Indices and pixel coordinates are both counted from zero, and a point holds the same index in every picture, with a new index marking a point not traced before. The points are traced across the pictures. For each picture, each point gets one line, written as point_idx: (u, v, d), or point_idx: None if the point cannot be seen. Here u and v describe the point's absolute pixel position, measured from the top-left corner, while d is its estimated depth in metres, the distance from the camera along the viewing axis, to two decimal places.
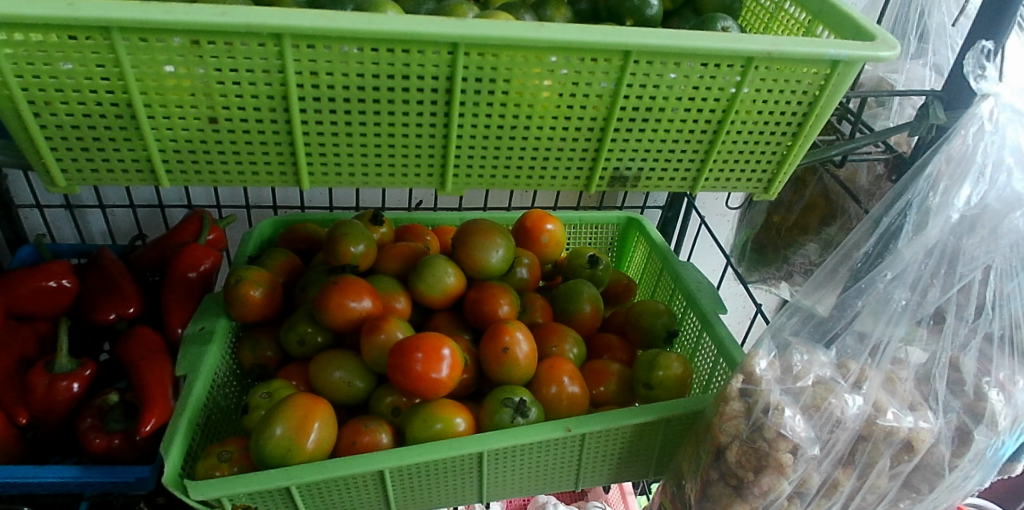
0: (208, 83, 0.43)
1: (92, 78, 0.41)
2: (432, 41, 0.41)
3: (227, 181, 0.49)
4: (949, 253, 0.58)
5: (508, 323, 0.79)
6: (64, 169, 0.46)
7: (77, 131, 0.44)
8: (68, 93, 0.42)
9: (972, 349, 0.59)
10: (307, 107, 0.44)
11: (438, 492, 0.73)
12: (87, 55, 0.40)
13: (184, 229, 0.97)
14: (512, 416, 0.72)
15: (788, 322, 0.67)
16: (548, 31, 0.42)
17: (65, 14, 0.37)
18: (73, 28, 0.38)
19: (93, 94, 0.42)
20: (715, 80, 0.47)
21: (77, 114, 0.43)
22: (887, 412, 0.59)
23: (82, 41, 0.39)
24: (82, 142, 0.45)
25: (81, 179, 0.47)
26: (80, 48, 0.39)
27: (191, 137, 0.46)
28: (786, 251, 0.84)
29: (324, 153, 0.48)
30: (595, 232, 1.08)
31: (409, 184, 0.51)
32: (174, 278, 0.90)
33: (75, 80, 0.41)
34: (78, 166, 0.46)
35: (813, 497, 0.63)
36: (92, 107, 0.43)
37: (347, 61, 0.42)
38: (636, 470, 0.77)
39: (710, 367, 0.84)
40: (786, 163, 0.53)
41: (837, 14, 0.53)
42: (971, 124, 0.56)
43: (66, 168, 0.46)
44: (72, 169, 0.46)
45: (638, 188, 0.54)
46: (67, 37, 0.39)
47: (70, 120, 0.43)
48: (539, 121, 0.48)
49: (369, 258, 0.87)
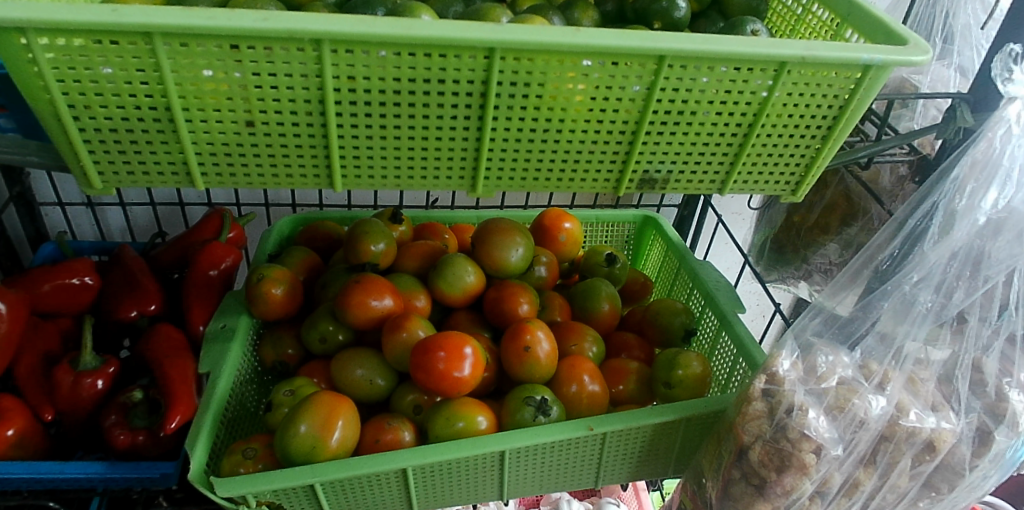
0: (246, 86, 0.43)
1: (131, 82, 0.42)
2: (470, 46, 0.41)
3: (261, 183, 0.49)
4: (975, 254, 0.58)
5: (528, 322, 0.79)
6: (101, 172, 0.47)
7: (115, 134, 0.44)
8: (107, 97, 0.42)
9: (994, 351, 0.60)
10: (343, 111, 0.45)
11: (459, 489, 0.73)
12: (128, 60, 0.40)
13: (205, 227, 0.97)
14: (533, 414, 0.73)
15: (810, 323, 0.67)
16: (584, 36, 0.42)
17: (110, 20, 0.37)
18: (116, 33, 0.39)
19: (132, 97, 0.42)
20: (746, 84, 0.47)
21: (116, 118, 0.43)
22: (909, 412, 0.60)
23: (123, 46, 0.39)
24: (119, 144, 0.45)
25: (117, 181, 0.48)
26: (121, 52, 0.40)
27: (227, 140, 0.46)
28: (806, 251, 0.85)
29: (357, 156, 0.48)
30: (611, 230, 1.08)
31: (440, 187, 0.51)
32: (195, 276, 0.91)
33: (115, 84, 0.42)
34: (114, 169, 0.47)
35: (834, 497, 0.63)
36: (131, 111, 0.43)
37: (385, 65, 0.43)
38: (655, 468, 0.78)
39: (729, 366, 0.84)
40: (814, 165, 0.54)
41: (866, 17, 0.54)
42: (998, 127, 0.55)
43: (103, 170, 0.47)
44: (109, 172, 0.47)
45: (667, 190, 0.54)
46: (109, 42, 0.39)
47: (109, 124, 0.44)
48: (571, 124, 0.48)
49: (389, 257, 0.88)
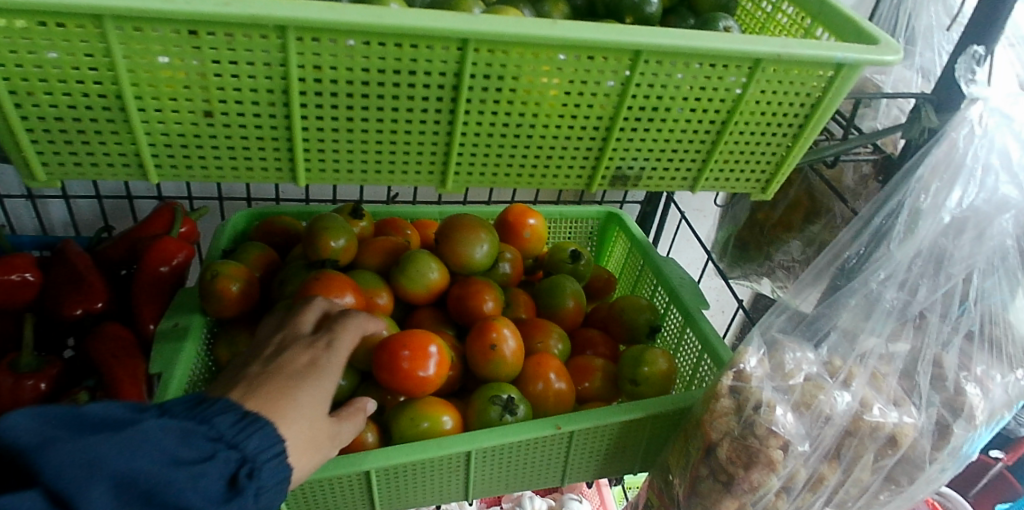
0: (204, 75, 0.40)
1: (79, 67, 0.38)
2: (443, 36, 0.40)
3: (219, 177, 0.46)
4: (938, 254, 0.59)
5: (495, 320, 0.78)
6: (45, 163, 0.43)
7: (61, 123, 0.41)
8: (53, 83, 0.39)
9: (954, 347, 0.61)
10: (308, 102, 0.42)
11: (423, 490, 0.71)
12: (76, 44, 0.37)
13: (155, 221, 0.92)
14: (500, 413, 0.71)
15: (776, 320, 0.69)
16: (560, 28, 0.41)
17: (55, 0, 0.34)
18: (63, 15, 0.35)
19: (80, 84, 0.39)
20: (721, 81, 0.46)
21: (62, 106, 0.40)
22: (873, 407, 0.61)
23: (71, 29, 0.36)
24: (65, 134, 0.42)
25: (63, 173, 0.44)
26: (68, 36, 0.37)
27: (183, 131, 0.43)
28: (769, 248, 0.86)
29: (323, 149, 0.46)
30: (575, 226, 1.08)
31: (409, 182, 0.49)
32: (145, 272, 0.86)
33: (61, 69, 0.38)
34: (59, 160, 0.43)
35: (799, 491, 0.64)
36: (78, 98, 0.40)
37: (353, 55, 0.40)
38: (622, 465, 0.77)
39: (694, 363, 0.85)
40: (784, 163, 0.54)
41: (837, 17, 0.54)
42: (961, 128, 0.56)
43: (47, 161, 0.43)
44: (53, 163, 0.43)
45: (639, 187, 0.54)
46: (55, 24, 0.36)
47: (54, 112, 0.40)
48: (545, 119, 0.47)
49: (350, 253, 0.85)
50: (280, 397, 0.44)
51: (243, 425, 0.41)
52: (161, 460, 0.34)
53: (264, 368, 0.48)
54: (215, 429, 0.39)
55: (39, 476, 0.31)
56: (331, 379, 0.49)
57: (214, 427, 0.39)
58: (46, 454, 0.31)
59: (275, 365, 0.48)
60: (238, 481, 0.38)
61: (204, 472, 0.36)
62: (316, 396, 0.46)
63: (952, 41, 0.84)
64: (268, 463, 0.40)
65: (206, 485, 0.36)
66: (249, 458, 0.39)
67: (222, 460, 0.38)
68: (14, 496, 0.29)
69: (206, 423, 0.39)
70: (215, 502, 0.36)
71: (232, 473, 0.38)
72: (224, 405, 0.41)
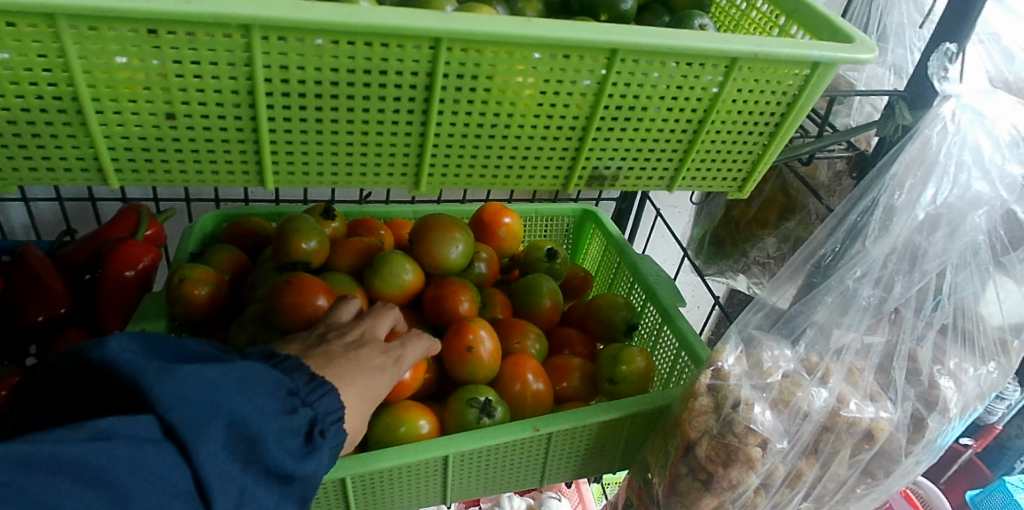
0: (166, 75, 0.38)
1: (31, 69, 0.36)
2: (415, 35, 0.38)
3: (183, 181, 0.44)
4: (913, 250, 0.60)
5: (471, 321, 0.77)
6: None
7: (14, 126, 0.38)
8: (3, 85, 0.36)
9: (928, 341, 0.63)
10: (274, 103, 0.41)
11: (402, 496, 0.70)
12: (27, 44, 0.35)
13: (119, 224, 0.88)
14: (478, 416, 0.71)
15: (753, 317, 0.69)
16: (535, 27, 0.40)
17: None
18: (13, 13, 0.33)
19: (33, 86, 0.37)
20: (698, 80, 0.46)
21: (14, 110, 0.38)
22: (850, 403, 0.62)
23: (21, 28, 0.34)
24: (19, 137, 0.39)
25: (17, 179, 0.41)
26: (19, 36, 0.34)
27: (144, 134, 0.41)
28: (744, 245, 0.86)
29: (291, 152, 0.44)
30: (550, 224, 1.07)
31: (381, 185, 0.48)
32: (109, 277, 0.82)
33: (12, 70, 0.36)
34: (13, 164, 0.41)
35: (777, 488, 0.64)
36: (32, 101, 0.38)
37: (321, 54, 0.39)
38: (601, 465, 0.77)
39: (671, 361, 0.85)
40: (760, 162, 0.54)
41: (812, 14, 0.54)
42: (934, 125, 0.57)
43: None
44: (7, 168, 0.41)
45: (616, 187, 0.53)
46: (4, 23, 0.34)
47: (6, 114, 0.38)
48: (520, 119, 0.46)
49: (321, 255, 0.83)
50: (351, 370, 0.48)
51: (314, 387, 0.43)
52: (258, 407, 0.38)
53: (340, 343, 0.50)
54: (293, 386, 0.42)
55: (152, 405, 0.34)
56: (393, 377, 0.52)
57: (293, 383, 0.42)
58: (160, 382, 0.35)
59: (352, 344, 0.51)
60: (314, 438, 0.41)
61: (290, 426, 0.39)
62: (377, 384, 0.49)
63: (923, 39, 0.85)
64: (334, 425, 0.43)
65: (289, 440, 0.39)
66: (319, 419, 0.42)
67: (303, 414, 0.41)
68: (132, 420, 0.33)
69: (286, 378, 0.42)
70: (297, 457, 0.39)
71: (307, 430, 0.41)
72: (296, 363, 0.45)
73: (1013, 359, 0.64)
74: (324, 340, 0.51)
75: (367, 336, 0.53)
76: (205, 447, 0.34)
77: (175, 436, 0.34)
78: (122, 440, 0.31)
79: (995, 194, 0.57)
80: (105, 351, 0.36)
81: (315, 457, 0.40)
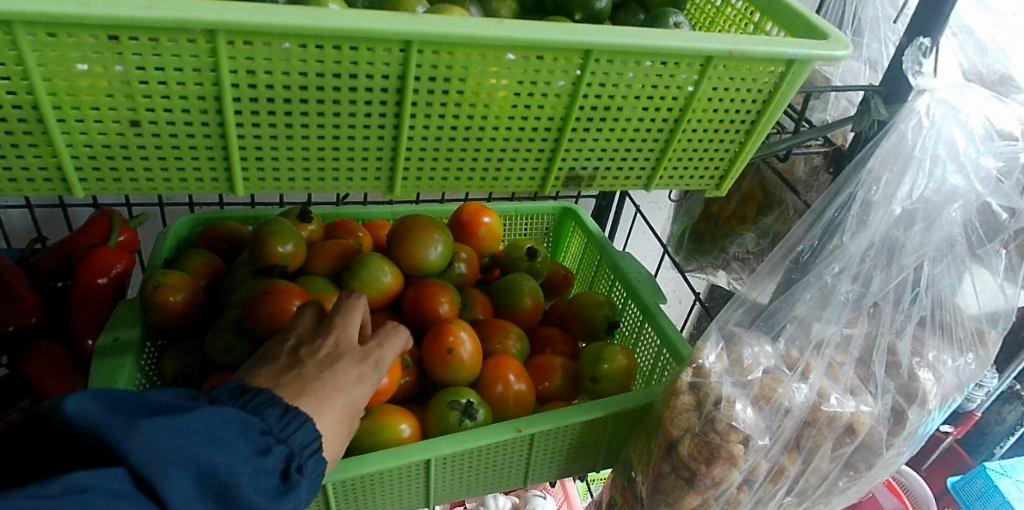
0: (130, 82, 0.37)
1: None
2: (384, 38, 0.37)
3: (151, 189, 0.43)
4: (891, 244, 0.60)
5: (451, 323, 0.76)
6: None
7: None
8: None
9: (907, 334, 0.63)
10: (242, 109, 0.40)
11: (384, 501, 0.70)
12: None
13: (91, 231, 0.85)
14: (459, 418, 0.70)
15: (733, 314, 0.69)
16: (507, 28, 0.39)
17: None
18: None
19: None
20: (673, 79, 0.46)
21: None
22: (830, 397, 0.62)
23: None
24: None
25: None
26: None
27: (108, 142, 0.40)
28: (724, 241, 0.86)
29: (261, 157, 0.43)
30: (530, 223, 1.07)
31: (355, 189, 0.47)
32: (81, 284, 0.80)
33: None
34: None
35: (760, 484, 0.65)
36: None
37: (289, 58, 0.38)
38: (584, 463, 0.76)
39: (653, 358, 0.85)
40: (737, 160, 0.54)
41: (786, 12, 0.54)
42: (909, 119, 0.57)
43: None
44: None
45: (594, 188, 0.53)
46: None
47: None
48: (495, 121, 0.45)
49: (298, 259, 0.81)
50: (329, 398, 0.45)
51: (288, 421, 0.41)
52: (230, 452, 0.37)
53: (313, 360, 0.47)
54: (266, 424, 0.40)
55: (122, 458, 0.33)
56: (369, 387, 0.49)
57: (265, 421, 0.40)
58: (128, 437, 0.33)
59: (327, 359, 0.47)
60: (290, 476, 0.40)
61: (263, 467, 0.38)
62: (353, 400, 0.47)
63: (898, 33, 0.86)
64: (311, 458, 0.42)
65: (263, 480, 0.38)
66: (296, 454, 0.41)
67: (278, 453, 0.40)
68: (99, 476, 0.32)
69: (257, 416, 0.40)
70: (272, 496, 0.38)
71: (283, 468, 0.40)
72: (268, 397, 0.42)
73: (990, 349, 0.65)
74: (295, 358, 0.47)
75: (343, 343, 0.50)
76: (177, 498, 0.33)
77: (146, 488, 0.33)
78: (95, 493, 0.31)
79: (970, 189, 0.57)
80: (64, 412, 0.34)
81: (293, 495, 0.40)
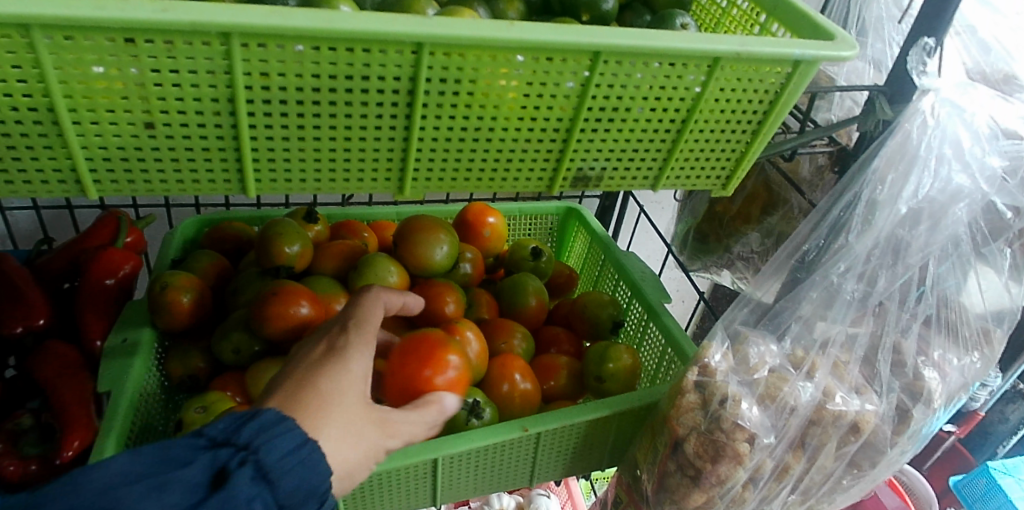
0: (144, 85, 0.37)
1: (5, 80, 0.35)
2: (396, 40, 0.38)
3: (164, 191, 0.43)
4: (896, 244, 0.61)
5: (457, 322, 0.76)
6: None
7: None
8: None
9: (912, 333, 0.64)
10: (255, 110, 0.40)
11: (392, 499, 0.70)
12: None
13: (98, 232, 0.86)
14: (466, 417, 0.70)
15: (738, 313, 0.70)
16: (518, 30, 0.40)
17: None
18: None
19: (7, 98, 0.36)
20: (681, 80, 0.46)
21: None
22: (835, 396, 0.63)
23: None
24: None
25: None
26: None
27: (122, 144, 0.40)
28: (728, 241, 0.87)
29: (273, 159, 0.43)
30: (534, 223, 1.07)
31: (365, 190, 0.47)
32: (89, 285, 0.80)
33: None
34: None
35: (765, 482, 0.65)
36: (6, 112, 0.36)
37: (302, 61, 0.38)
38: (590, 462, 0.77)
39: (658, 357, 0.85)
40: (743, 160, 0.54)
41: (792, 13, 0.54)
42: (914, 119, 0.57)
43: None
44: None
45: (601, 188, 0.53)
46: None
47: None
48: (504, 122, 0.46)
49: (305, 259, 0.81)
50: (304, 381, 0.41)
51: (236, 423, 0.38)
52: (123, 476, 0.34)
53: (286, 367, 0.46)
54: (206, 438, 0.38)
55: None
56: (361, 357, 0.45)
57: (204, 437, 0.38)
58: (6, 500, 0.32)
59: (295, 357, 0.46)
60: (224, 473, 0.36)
61: (177, 477, 0.35)
62: (338, 373, 0.42)
63: (903, 33, 0.86)
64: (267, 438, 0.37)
65: (176, 494, 0.34)
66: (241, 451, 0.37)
67: (203, 460, 0.36)
68: None
69: (195, 435, 0.38)
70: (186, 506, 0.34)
71: (219, 469, 0.36)
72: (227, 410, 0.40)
73: (995, 348, 0.65)
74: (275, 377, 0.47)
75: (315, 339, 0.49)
76: None
77: None
78: None
79: (975, 187, 0.58)
80: None
81: (224, 493, 0.35)
